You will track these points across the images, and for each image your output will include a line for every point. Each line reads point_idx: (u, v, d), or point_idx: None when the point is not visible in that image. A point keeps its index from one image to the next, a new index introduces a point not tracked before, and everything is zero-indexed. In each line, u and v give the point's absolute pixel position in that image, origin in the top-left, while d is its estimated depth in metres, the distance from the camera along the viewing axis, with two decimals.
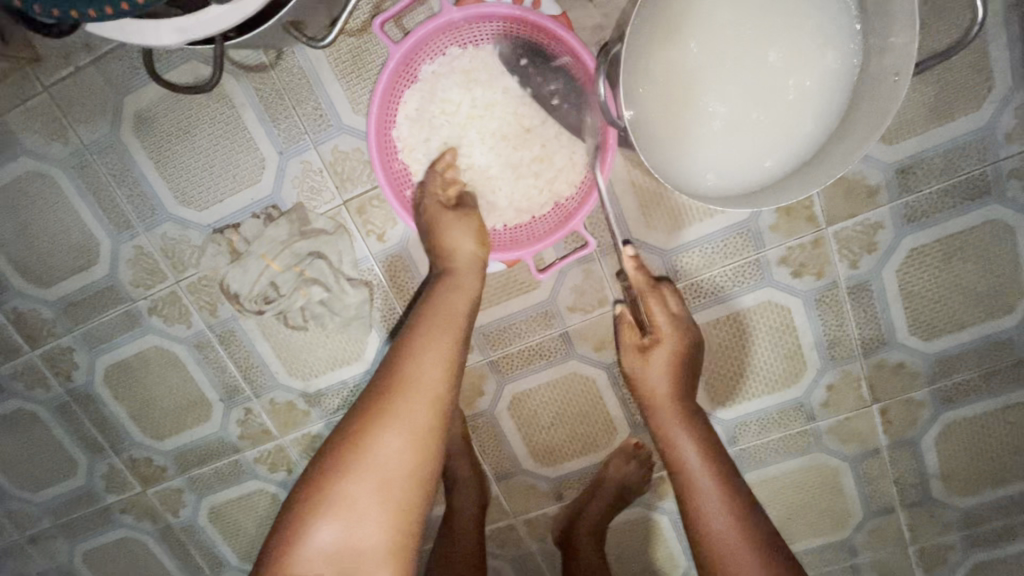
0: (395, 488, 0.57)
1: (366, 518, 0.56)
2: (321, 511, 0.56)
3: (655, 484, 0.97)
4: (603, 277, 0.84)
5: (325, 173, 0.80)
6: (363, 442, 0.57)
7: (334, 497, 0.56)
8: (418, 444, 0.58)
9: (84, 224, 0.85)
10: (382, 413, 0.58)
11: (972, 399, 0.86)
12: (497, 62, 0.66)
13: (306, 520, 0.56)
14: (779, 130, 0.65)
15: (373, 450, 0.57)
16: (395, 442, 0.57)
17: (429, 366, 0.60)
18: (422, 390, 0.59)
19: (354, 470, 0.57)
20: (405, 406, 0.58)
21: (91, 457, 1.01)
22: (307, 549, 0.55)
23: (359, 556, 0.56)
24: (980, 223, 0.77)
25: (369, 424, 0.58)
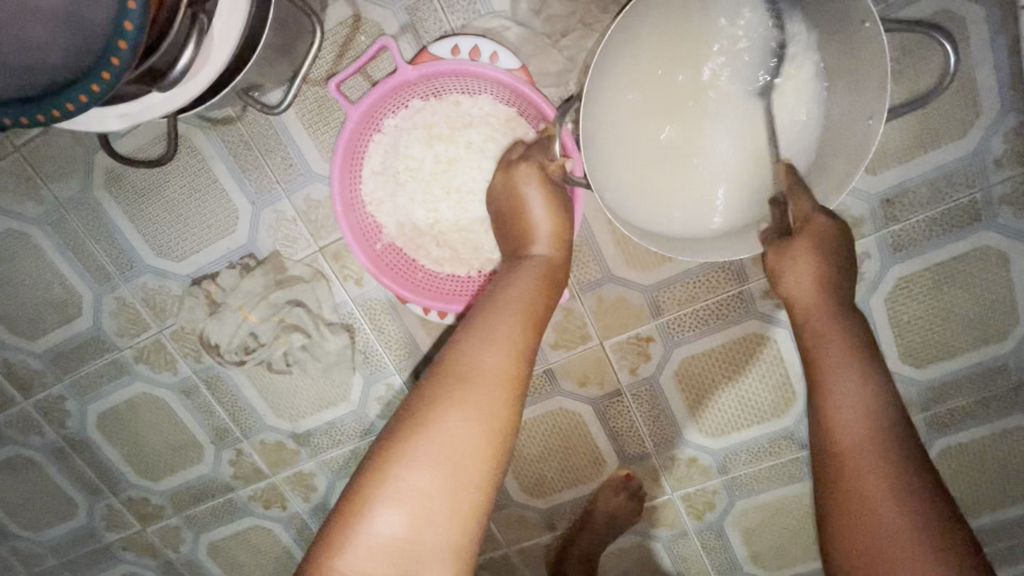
0: (464, 481, 0.47)
1: (431, 511, 0.46)
2: (378, 499, 0.46)
3: (647, 513, 0.96)
4: (584, 313, 0.83)
5: (299, 222, 0.79)
6: (428, 423, 0.48)
7: (392, 484, 0.46)
8: (493, 431, 0.49)
9: (65, 278, 0.85)
10: (453, 391, 0.49)
11: (968, 424, 0.84)
12: (460, 113, 0.64)
13: (359, 507, 0.46)
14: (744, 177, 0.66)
15: (440, 434, 0.48)
16: (467, 425, 0.48)
17: (503, 342, 0.52)
18: (493, 369, 0.50)
19: (416, 454, 0.47)
20: (480, 381, 0.50)
21: (90, 499, 1.03)
22: (364, 542, 0.45)
23: (419, 555, 0.46)
24: (971, 249, 0.75)
25: (436, 403, 0.49)
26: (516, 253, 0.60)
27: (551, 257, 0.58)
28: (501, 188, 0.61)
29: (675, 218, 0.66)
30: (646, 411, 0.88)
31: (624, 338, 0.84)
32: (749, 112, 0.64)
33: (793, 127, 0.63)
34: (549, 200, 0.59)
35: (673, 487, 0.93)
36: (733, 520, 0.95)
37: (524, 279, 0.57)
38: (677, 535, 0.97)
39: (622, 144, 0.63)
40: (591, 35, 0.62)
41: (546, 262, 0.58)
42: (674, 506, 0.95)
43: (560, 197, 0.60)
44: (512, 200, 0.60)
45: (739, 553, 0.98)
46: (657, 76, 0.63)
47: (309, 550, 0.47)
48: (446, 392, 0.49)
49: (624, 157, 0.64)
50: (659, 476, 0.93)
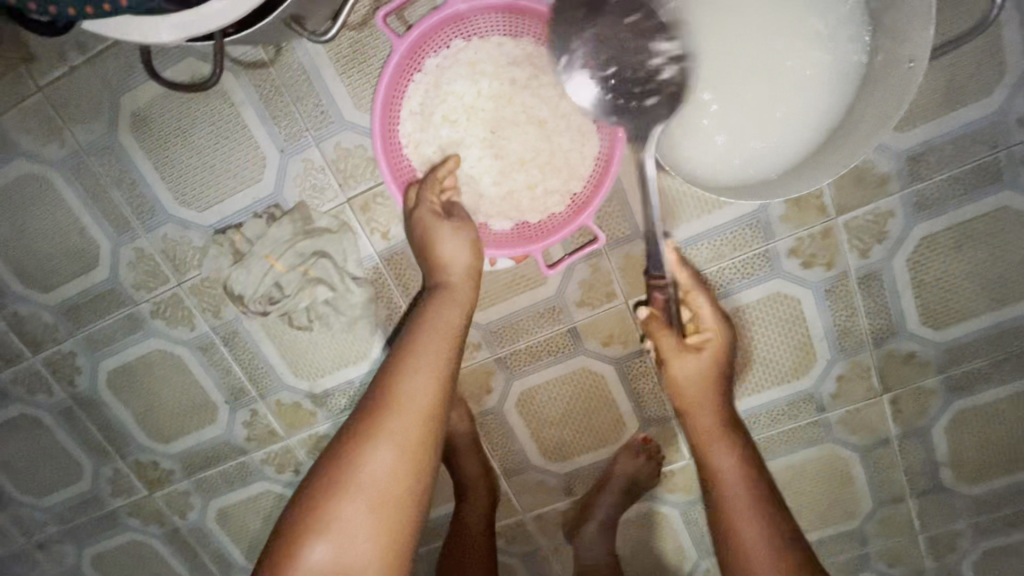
0: (383, 511, 0.57)
1: (353, 543, 0.56)
2: (311, 534, 0.56)
3: (665, 478, 0.97)
4: (610, 270, 0.83)
5: (327, 171, 0.79)
6: (349, 463, 0.58)
7: (321, 521, 0.57)
8: (411, 465, 0.59)
9: (83, 227, 0.83)
10: (371, 434, 0.58)
11: (983, 387, 0.86)
12: (503, 53, 0.64)
13: (297, 540, 0.57)
14: (796, 119, 0.64)
15: (363, 471, 0.57)
16: (382, 461, 0.58)
17: (421, 382, 0.60)
18: (410, 404, 0.59)
19: (344, 489, 0.57)
20: (394, 422, 0.59)
21: (96, 462, 1.00)
22: (300, 567, 0.56)
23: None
24: (992, 209, 0.76)
25: (359, 442, 0.59)
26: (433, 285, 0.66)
27: (463, 296, 0.65)
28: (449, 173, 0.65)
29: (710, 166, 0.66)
30: None
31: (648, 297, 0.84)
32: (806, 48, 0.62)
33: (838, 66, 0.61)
34: (465, 252, 0.65)
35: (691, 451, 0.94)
36: None
37: (432, 320, 0.63)
38: (694, 501, 0.98)
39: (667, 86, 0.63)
40: None
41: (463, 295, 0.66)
42: (691, 471, 0.95)
43: (465, 227, 0.66)
44: (427, 248, 0.65)
45: None
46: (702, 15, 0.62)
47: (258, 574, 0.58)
48: (364, 433, 0.59)
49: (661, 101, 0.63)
50: (678, 440, 0.93)
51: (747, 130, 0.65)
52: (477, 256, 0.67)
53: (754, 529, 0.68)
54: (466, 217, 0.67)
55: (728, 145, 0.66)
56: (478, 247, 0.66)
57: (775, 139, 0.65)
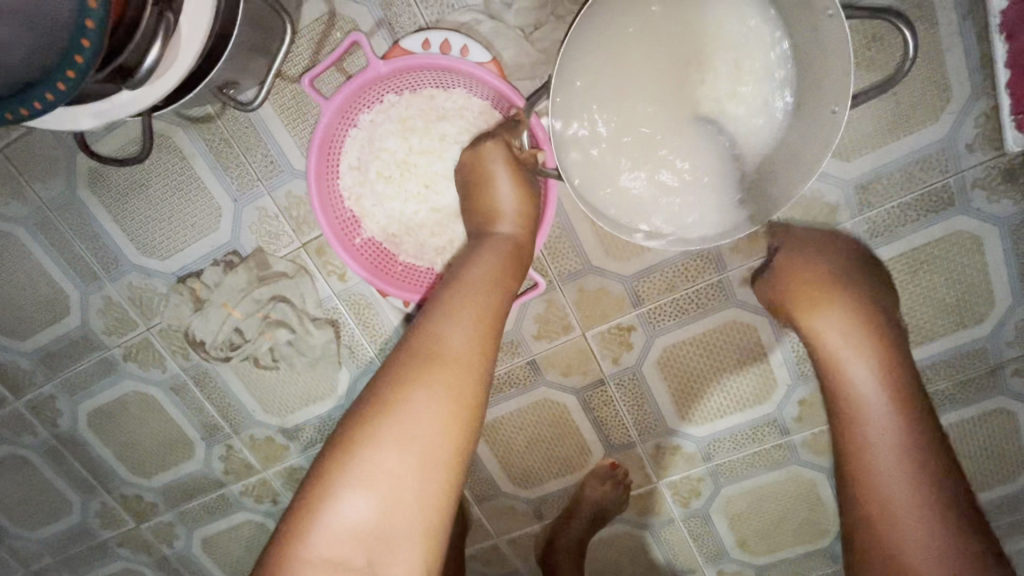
0: (433, 461, 0.48)
1: (391, 495, 0.47)
2: (343, 484, 0.46)
3: (634, 501, 0.97)
4: (565, 304, 0.84)
5: (281, 218, 0.80)
6: (395, 406, 0.48)
7: (351, 468, 0.47)
8: (458, 413, 0.49)
9: (52, 277, 0.86)
10: (413, 368, 0.50)
11: (947, 407, 0.85)
12: (434, 106, 0.66)
13: (325, 492, 0.47)
14: (721, 167, 0.66)
15: (408, 415, 0.48)
16: (429, 406, 0.48)
17: (464, 324, 0.52)
18: (452, 348, 0.51)
19: (384, 434, 0.47)
20: (436, 365, 0.50)
21: (84, 496, 1.04)
22: (332, 523, 0.46)
23: (390, 535, 0.47)
24: (946, 234, 0.75)
25: (397, 384, 0.49)
26: (484, 230, 0.61)
27: (510, 243, 0.59)
28: (467, 166, 0.63)
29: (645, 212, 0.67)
30: (630, 400, 0.89)
31: (605, 328, 0.85)
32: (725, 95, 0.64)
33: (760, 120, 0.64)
34: (509, 184, 0.61)
35: (658, 475, 0.95)
36: (718, 508, 0.96)
37: (490, 254, 0.58)
38: (664, 523, 0.99)
39: (593, 138, 0.65)
40: (562, 27, 0.63)
41: (510, 241, 0.59)
42: (660, 494, 0.96)
43: (527, 180, 0.62)
44: (477, 179, 0.62)
45: (725, 540, 0.99)
46: (627, 64, 0.63)
47: (274, 537, 0.48)
48: (409, 373, 0.50)
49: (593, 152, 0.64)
50: (644, 465, 0.94)
51: (674, 178, 0.67)
52: (523, 183, 0.62)
53: (897, 485, 0.60)
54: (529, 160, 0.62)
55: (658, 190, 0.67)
56: (524, 176, 0.61)
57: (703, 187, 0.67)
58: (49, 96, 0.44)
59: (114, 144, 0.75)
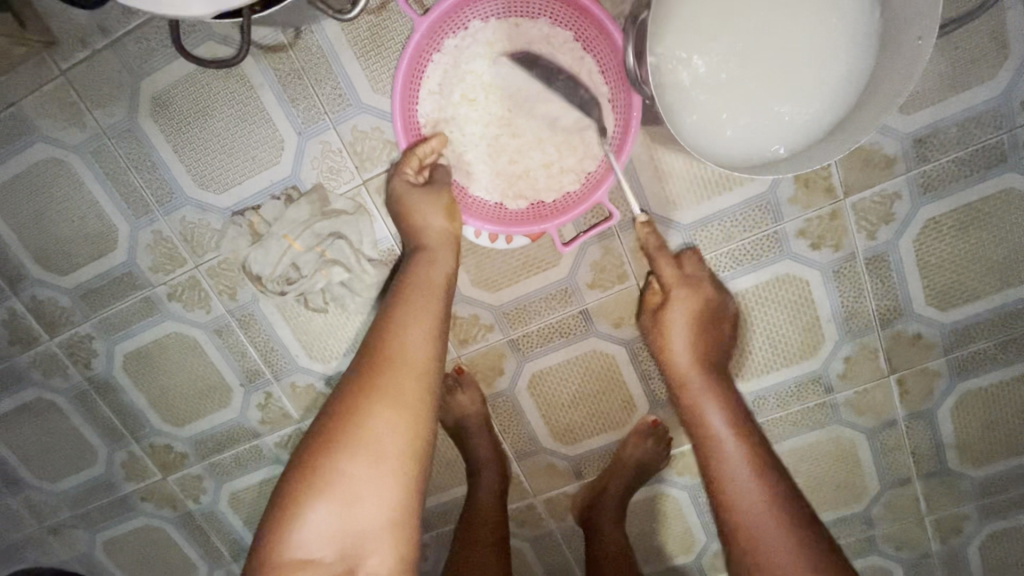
0: (388, 471, 0.63)
1: (354, 501, 0.62)
2: (315, 498, 0.61)
3: (674, 461, 0.98)
4: (621, 253, 0.84)
5: (344, 154, 0.80)
6: (358, 429, 0.62)
7: (323, 479, 0.62)
8: (411, 428, 0.64)
9: (102, 210, 0.85)
10: (368, 396, 0.63)
11: (987, 368, 0.87)
12: (520, 33, 0.67)
13: (299, 505, 0.62)
14: (823, 104, 0.65)
15: (367, 435, 0.62)
16: (386, 426, 0.63)
17: (414, 355, 0.65)
18: (402, 376, 0.64)
19: (347, 451, 0.62)
20: (388, 386, 0.63)
21: (110, 445, 1.01)
22: (308, 529, 0.61)
23: (358, 530, 0.62)
24: (996, 191, 0.78)
25: (357, 410, 0.63)
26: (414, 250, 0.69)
27: (442, 261, 0.69)
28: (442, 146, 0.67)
29: (744, 148, 0.68)
30: None
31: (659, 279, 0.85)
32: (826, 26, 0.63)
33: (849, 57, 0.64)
34: (434, 210, 0.68)
35: None
36: None
37: (424, 287, 0.67)
38: (702, 484, 0.99)
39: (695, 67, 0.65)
40: None
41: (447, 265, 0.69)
42: None
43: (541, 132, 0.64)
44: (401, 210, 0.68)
45: None
46: None
47: (263, 536, 0.63)
48: (359, 403, 0.63)
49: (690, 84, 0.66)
50: None
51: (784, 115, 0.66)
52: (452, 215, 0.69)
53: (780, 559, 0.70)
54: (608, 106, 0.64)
55: (757, 130, 0.67)
56: (452, 207, 0.69)
57: (805, 123, 0.66)
58: None
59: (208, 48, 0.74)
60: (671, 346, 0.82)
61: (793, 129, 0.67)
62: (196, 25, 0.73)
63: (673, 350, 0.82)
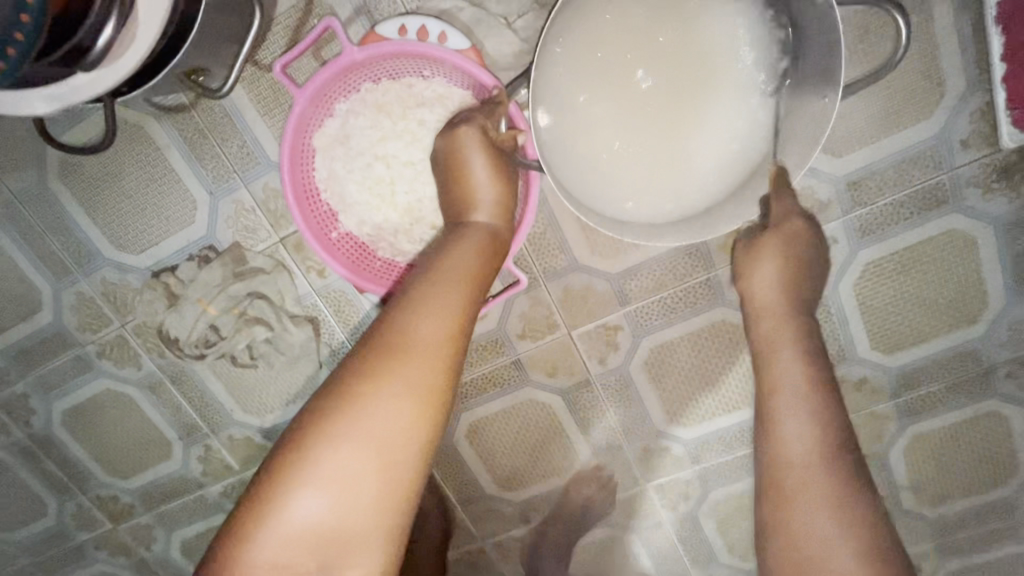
0: (396, 466, 0.47)
1: (352, 495, 0.46)
2: (298, 485, 0.45)
3: (622, 505, 0.95)
4: (551, 302, 0.82)
5: (258, 212, 0.78)
6: (363, 405, 0.47)
7: (309, 463, 0.46)
8: (431, 410, 0.49)
9: (24, 273, 0.84)
10: (386, 362, 0.49)
11: (939, 411, 0.84)
12: (413, 94, 0.64)
13: (277, 494, 0.45)
14: (722, 165, 0.65)
15: (373, 413, 0.47)
16: (399, 405, 0.47)
17: (434, 325, 0.51)
18: (427, 351, 0.50)
19: (349, 432, 0.46)
20: (407, 357, 0.49)
21: (59, 497, 1.02)
22: (285, 524, 0.45)
23: (345, 537, 0.46)
24: (939, 232, 0.74)
25: (367, 381, 0.48)
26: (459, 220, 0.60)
27: (489, 234, 0.59)
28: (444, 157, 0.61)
29: (645, 207, 0.65)
30: (617, 401, 0.87)
31: (592, 327, 0.83)
32: (715, 85, 0.62)
33: (752, 114, 0.63)
34: (485, 162, 0.59)
35: (646, 479, 0.93)
36: (707, 511, 0.94)
37: (469, 244, 0.57)
38: (652, 527, 0.96)
39: (586, 124, 0.63)
40: (544, 15, 0.61)
41: (489, 231, 0.59)
42: (648, 498, 0.94)
43: (508, 168, 0.60)
44: (454, 163, 0.60)
45: (714, 545, 0.97)
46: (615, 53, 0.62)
47: (226, 532, 0.46)
48: (373, 371, 0.48)
49: (584, 140, 0.64)
50: (632, 468, 0.92)
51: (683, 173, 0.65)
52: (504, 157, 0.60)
53: (821, 523, 0.51)
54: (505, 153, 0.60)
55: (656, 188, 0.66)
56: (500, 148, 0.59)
57: (705, 184, 0.65)
58: (10, 51, 0.41)
59: (79, 133, 0.72)
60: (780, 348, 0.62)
61: (698, 189, 0.66)
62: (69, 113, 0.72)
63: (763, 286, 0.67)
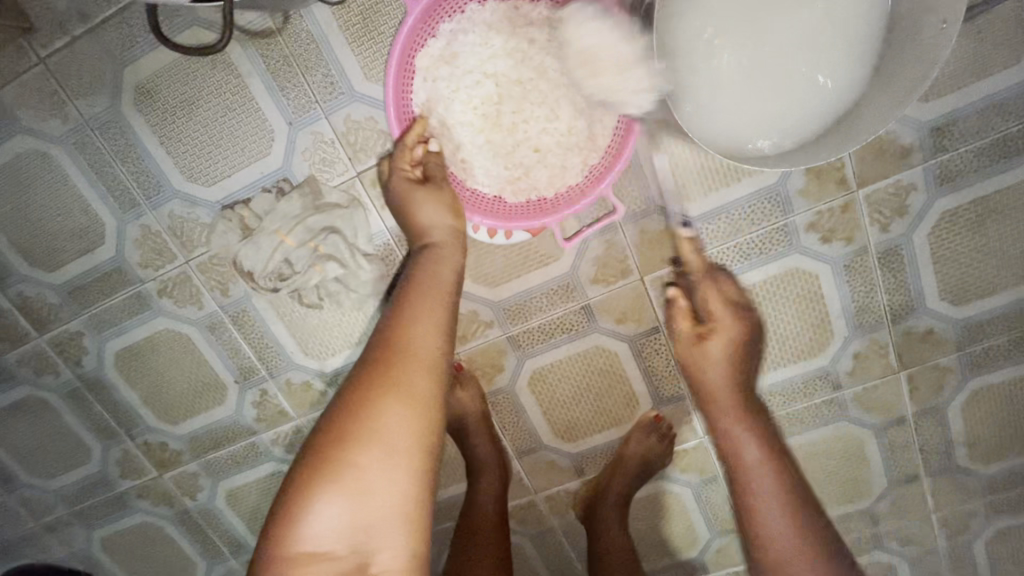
0: (403, 462, 0.57)
1: (370, 492, 0.56)
2: (322, 492, 0.55)
3: (678, 458, 0.96)
4: (625, 247, 0.82)
5: (337, 145, 0.77)
6: (365, 419, 0.57)
7: (330, 471, 0.56)
8: (423, 413, 0.59)
9: (88, 204, 0.82)
10: (381, 378, 0.59)
11: (999, 364, 0.85)
12: (520, 15, 0.64)
13: (304, 502, 0.55)
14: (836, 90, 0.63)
15: (375, 423, 0.57)
16: (395, 420, 0.57)
17: (416, 343, 0.61)
18: (417, 363, 0.60)
19: (360, 440, 0.57)
20: (400, 372, 0.59)
21: (105, 443, 1.00)
22: (315, 524, 0.55)
23: (370, 530, 0.56)
24: (1014, 182, 0.75)
25: (361, 400, 0.58)
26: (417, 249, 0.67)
27: (454, 256, 0.66)
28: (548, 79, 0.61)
29: (753, 138, 0.65)
30: None
31: (665, 273, 0.83)
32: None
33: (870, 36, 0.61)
34: (435, 206, 0.66)
35: (705, 431, 0.93)
36: None
37: (439, 268, 0.65)
38: (706, 482, 0.97)
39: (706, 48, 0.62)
40: None
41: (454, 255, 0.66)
42: (705, 450, 0.95)
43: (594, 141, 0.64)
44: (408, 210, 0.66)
45: None
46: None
47: (266, 534, 0.56)
48: (372, 389, 0.58)
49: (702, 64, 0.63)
50: (691, 420, 0.92)
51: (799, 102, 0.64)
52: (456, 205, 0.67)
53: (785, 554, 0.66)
54: (441, 180, 0.68)
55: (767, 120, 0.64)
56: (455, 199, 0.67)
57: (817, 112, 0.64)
58: None
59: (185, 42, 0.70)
60: (716, 341, 0.76)
61: (809, 118, 0.64)
62: (174, 16, 0.69)
63: (703, 354, 0.76)
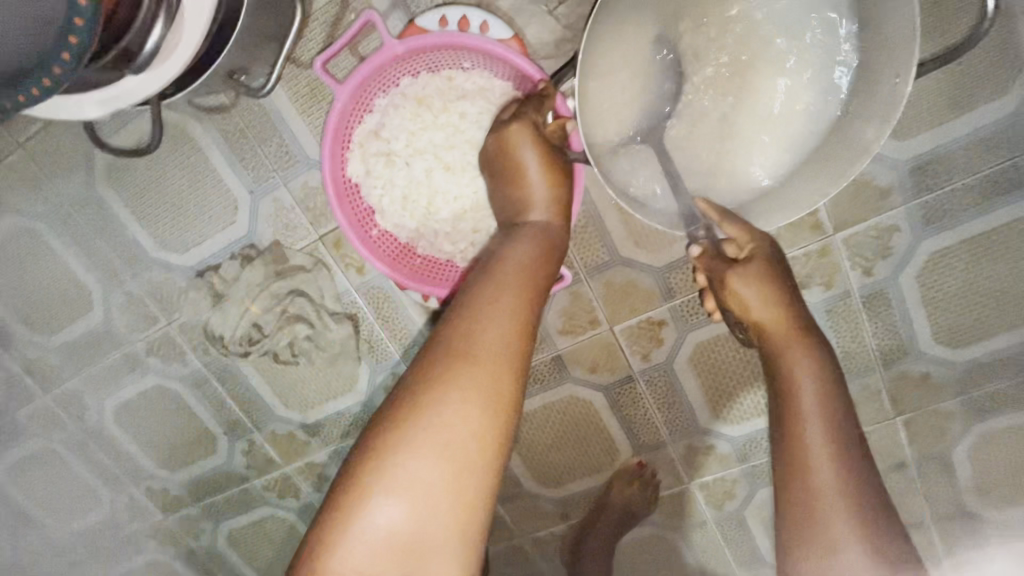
0: (474, 468, 0.45)
1: (434, 499, 0.44)
2: (379, 491, 0.44)
3: (664, 502, 0.92)
4: (591, 298, 0.80)
5: (298, 210, 0.78)
6: (443, 409, 0.45)
7: (385, 475, 0.44)
8: (490, 411, 0.46)
9: (74, 274, 0.86)
10: (456, 367, 0.47)
11: (1014, 409, 0.77)
12: (453, 86, 0.64)
13: (358, 501, 0.44)
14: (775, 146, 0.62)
15: (446, 416, 0.45)
16: (468, 415, 0.46)
17: (488, 331, 0.49)
18: (488, 353, 0.48)
19: (425, 437, 0.45)
20: (469, 367, 0.47)
21: (113, 489, 1.05)
22: (362, 531, 0.43)
23: (423, 549, 0.44)
24: (1010, 219, 0.68)
25: (439, 389, 0.46)
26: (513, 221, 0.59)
27: (550, 229, 0.58)
28: (496, 152, 0.60)
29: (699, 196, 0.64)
30: (660, 398, 0.85)
31: (634, 323, 0.80)
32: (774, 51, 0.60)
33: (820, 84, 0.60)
34: (531, 151, 0.58)
35: (690, 476, 0.90)
36: (755, 511, 0.90)
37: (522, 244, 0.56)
38: (696, 526, 0.93)
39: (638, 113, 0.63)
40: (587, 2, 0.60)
41: (546, 230, 0.58)
42: (691, 495, 0.91)
43: (558, 161, 0.58)
44: (503, 158, 0.60)
45: (762, 546, 0.92)
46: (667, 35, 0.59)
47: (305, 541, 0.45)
48: (433, 380, 0.47)
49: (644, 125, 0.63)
50: (674, 465, 0.89)
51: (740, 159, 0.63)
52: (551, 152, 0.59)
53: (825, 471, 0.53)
54: (519, 134, 0.59)
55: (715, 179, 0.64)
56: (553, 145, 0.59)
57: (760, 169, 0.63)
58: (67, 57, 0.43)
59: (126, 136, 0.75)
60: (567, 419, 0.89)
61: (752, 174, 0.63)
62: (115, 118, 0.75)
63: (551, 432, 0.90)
